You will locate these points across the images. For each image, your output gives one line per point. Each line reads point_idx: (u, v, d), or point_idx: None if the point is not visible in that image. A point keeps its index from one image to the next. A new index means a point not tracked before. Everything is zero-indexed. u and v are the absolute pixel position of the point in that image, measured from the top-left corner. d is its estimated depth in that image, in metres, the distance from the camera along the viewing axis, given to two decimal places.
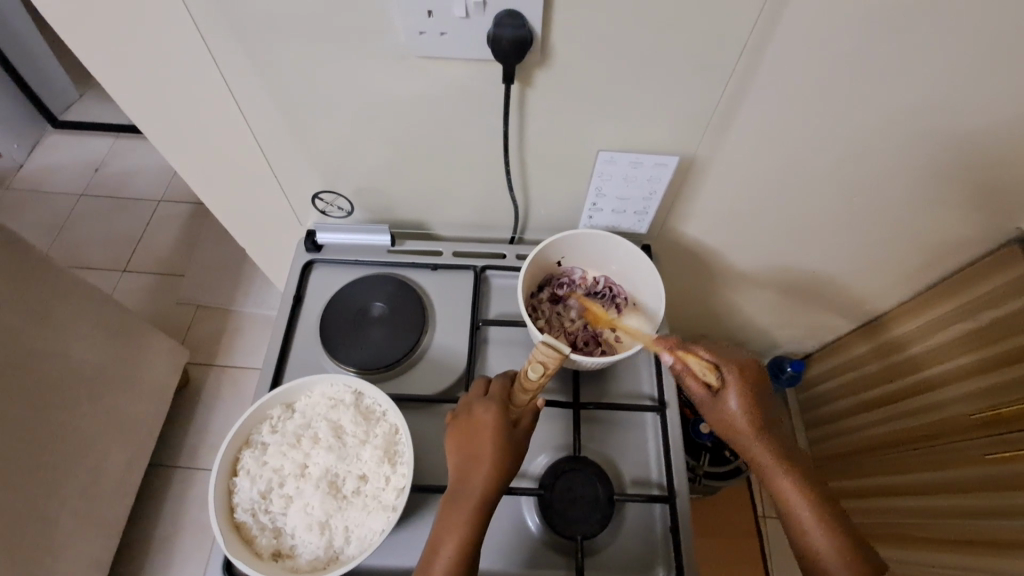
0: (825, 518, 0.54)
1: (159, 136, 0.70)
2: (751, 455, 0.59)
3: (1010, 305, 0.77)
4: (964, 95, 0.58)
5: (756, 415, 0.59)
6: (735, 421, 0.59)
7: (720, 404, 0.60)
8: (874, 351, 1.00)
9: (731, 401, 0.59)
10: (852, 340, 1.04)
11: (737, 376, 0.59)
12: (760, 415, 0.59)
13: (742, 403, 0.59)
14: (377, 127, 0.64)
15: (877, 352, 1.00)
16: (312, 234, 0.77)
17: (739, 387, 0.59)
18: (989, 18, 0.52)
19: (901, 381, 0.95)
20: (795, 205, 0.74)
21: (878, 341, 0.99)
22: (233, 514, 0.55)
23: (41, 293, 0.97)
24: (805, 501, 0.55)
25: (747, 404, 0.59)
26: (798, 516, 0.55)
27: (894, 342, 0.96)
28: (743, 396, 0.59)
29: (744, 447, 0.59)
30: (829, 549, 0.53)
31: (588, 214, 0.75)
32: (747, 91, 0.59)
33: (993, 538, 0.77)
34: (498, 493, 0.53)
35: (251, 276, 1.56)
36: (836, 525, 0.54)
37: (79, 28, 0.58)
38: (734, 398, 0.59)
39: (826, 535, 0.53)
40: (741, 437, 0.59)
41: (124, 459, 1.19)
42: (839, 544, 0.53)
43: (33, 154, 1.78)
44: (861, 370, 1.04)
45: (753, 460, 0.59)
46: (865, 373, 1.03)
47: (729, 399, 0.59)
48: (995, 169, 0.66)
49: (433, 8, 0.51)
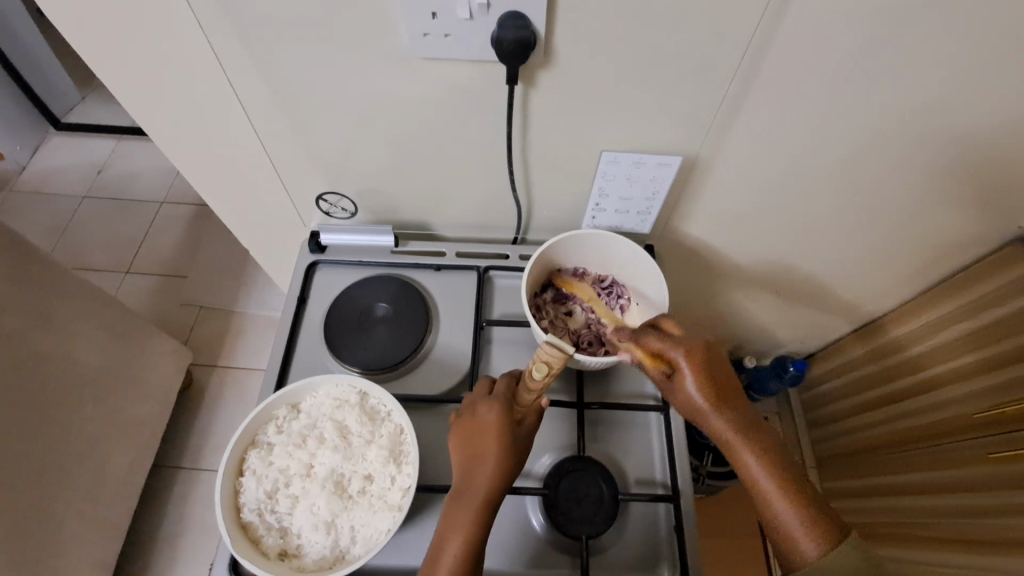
0: (797, 498, 0.49)
1: (164, 138, 0.70)
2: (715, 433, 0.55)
3: (1015, 303, 0.77)
4: (967, 94, 0.59)
5: (715, 393, 0.55)
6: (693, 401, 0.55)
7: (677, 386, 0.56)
8: (877, 351, 1.00)
9: (687, 381, 0.56)
10: (854, 340, 1.04)
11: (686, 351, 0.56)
12: (721, 393, 0.55)
13: (698, 382, 0.55)
14: (381, 128, 0.65)
15: (879, 352, 1.00)
16: (316, 236, 0.77)
17: (693, 366, 0.56)
18: (991, 18, 0.52)
19: (903, 380, 0.95)
20: (797, 205, 0.74)
21: (879, 340, 0.99)
22: (239, 514, 0.56)
23: (46, 295, 0.97)
24: (775, 481, 0.51)
25: (704, 382, 0.55)
26: (769, 497, 0.50)
27: (896, 342, 0.96)
28: (700, 374, 0.55)
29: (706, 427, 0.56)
30: (803, 530, 0.48)
31: (591, 215, 0.76)
32: (750, 91, 0.59)
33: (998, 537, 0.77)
34: (502, 492, 0.53)
35: (254, 277, 1.57)
36: (807, 504, 0.49)
37: (85, 32, 0.58)
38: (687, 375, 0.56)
39: (799, 516, 0.49)
40: (705, 420, 0.55)
41: (128, 460, 1.19)
42: (812, 525, 0.48)
43: (36, 156, 1.79)
44: (864, 369, 1.04)
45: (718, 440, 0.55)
46: (867, 373, 1.04)
47: (685, 379, 0.56)
48: (997, 169, 0.67)
49: (437, 10, 0.51)
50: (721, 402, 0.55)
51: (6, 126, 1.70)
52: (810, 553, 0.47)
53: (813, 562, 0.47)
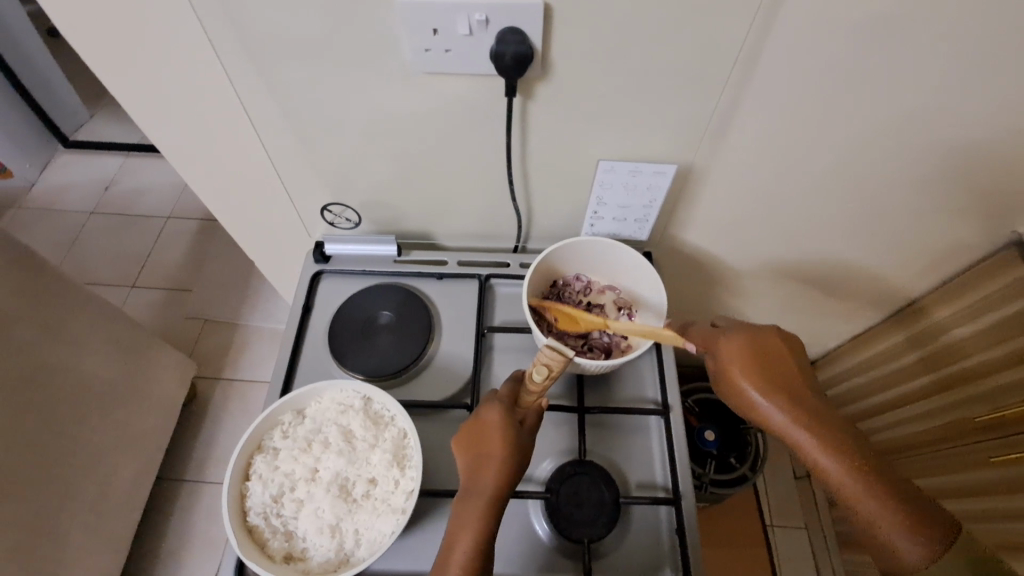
0: (920, 524, 0.48)
1: (173, 151, 0.72)
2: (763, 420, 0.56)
3: (1012, 306, 0.77)
4: (953, 102, 0.60)
5: (807, 414, 0.54)
6: (778, 420, 0.55)
7: (746, 399, 0.57)
8: (891, 350, 0.97)
9: (752, 392, 0.56)
10: (858, 345, 1.03)
11: (738, 352, 0.58)
12: (818, 417, 0.54)
13: (773, 395, 0.55)
14: (385, 143, 0.67)
15: (889, 354, 0.98)
16: (321, 246, 0.78)
17: (750, 372, 0.57)
18: (973, 28, 0.54)
19: (922, 378, 0.93)
20: (792, 212, 0.76)
21: (898, 336, 0.95)
22: (246, 518, 0.56)
23: (53, 308, 0.99)
24: (879, 497, 0.50)
25: (784, 397, 0.55)
26: (881, 528, 0.49)
27: (919, 336, 0.91)
28: (774, 388, 0.56)
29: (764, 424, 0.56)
30: (869, 493, 0.50)
31: (590, 223, 0.76)
32: (743, 101, 0.61)
33: (1008, 541, 0.79)
34: (509, 490, 0.54)
35: (258, 289, 1.59)
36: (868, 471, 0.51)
37: (101, 49, 0.60)
38: (745, 374, 0.57)
39: (861, 481, 0.50)
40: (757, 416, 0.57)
41: (133, 473, 1.19)
42: (935, 549, 0.48)
43: (45, 174, 1.82)
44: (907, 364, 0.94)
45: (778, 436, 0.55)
46: (875, 377, 1.02)
47: (750, 391, 0.56)
48: (985, 174, 0.68)
49: (439, 27, 0.53)
50: (814, 417, 0.54)
51: (15, 144, 1.73)
52: (884, 514, 0.49)
53: (879, 513, 0.49)
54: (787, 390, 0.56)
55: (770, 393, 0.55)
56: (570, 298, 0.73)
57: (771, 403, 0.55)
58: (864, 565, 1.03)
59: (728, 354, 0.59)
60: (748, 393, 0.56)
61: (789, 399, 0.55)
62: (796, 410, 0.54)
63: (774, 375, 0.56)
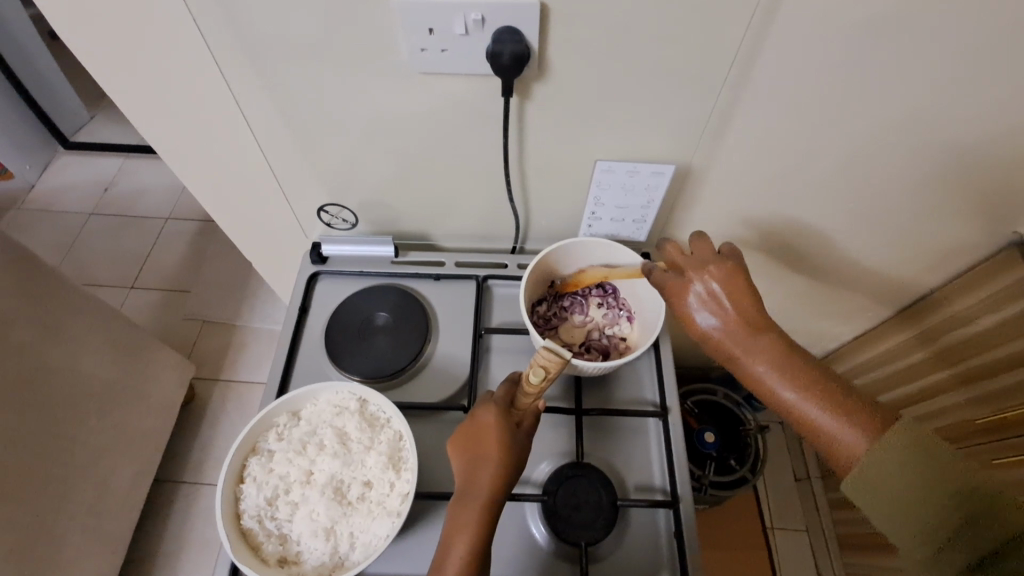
0: (858, 419, 0.49)
1: (170, 151, 0.72)
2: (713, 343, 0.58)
3: (1012, 308, 0.77)
4: (954, 103, 0.60)
5: (754, 333, 0.56)
6: (724, 342, 0.57)
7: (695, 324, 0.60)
8: (901, 346, 0.94)
9: (702, 315, 0.59)
10: (864, 342, 1.01)
11: (693, 278, 0.61)
12: (764, 336, 0.56)
13: (719, 317, 0.58)
14: (381, 143, 0.66)
15: (896, 351, 0.95)
16: (317, 246, 0.78)
17: (703, 297, 0.60)
18: (974, 27, 0.53)
19: (932, 375, 0.90)
20: (792, 213, 0.75)
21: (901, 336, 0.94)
22: (240, 521, 0.56)
23: (50, 309, 0.98)
24: (823, 406, 0.51)
25: (731, 317, 0.58)
26: (824, 429, 0.50)
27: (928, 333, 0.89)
28: (722, 309, 0.58)
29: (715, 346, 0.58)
30: (812, 402, 0.51)
31: (588, 223, 0.76)
32: (741, 101, 0.61)
33: None
34: (504, 494, 0.54)
35: (258, 290, 1.59)
36: (814, 384, 0.52)
37: (97, 49, 0.60)
38: (697, 297, 0.60)
39: (802, 393, 0.52)
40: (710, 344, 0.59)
41: (131, 475, 1.19)
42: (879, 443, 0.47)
43: (45, 175, 1.82)
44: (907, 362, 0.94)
45: (727, 357, 0.57)
46: (882, 375, 1.00)
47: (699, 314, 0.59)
48: (986, 175, 0.68)
49: (435, 26, 0.53)
50: (761, 336, 0.56)
51: (15, 145, 1.73)
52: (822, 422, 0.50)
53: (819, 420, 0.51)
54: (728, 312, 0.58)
55: (717, 313, 0.58)
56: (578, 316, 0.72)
57: (716, 326, 0.58)
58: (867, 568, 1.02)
59: (684, 280, 0.62)
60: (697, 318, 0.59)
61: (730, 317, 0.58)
62: (739, 328, 0.57)
63: (726, 299, 0.59)
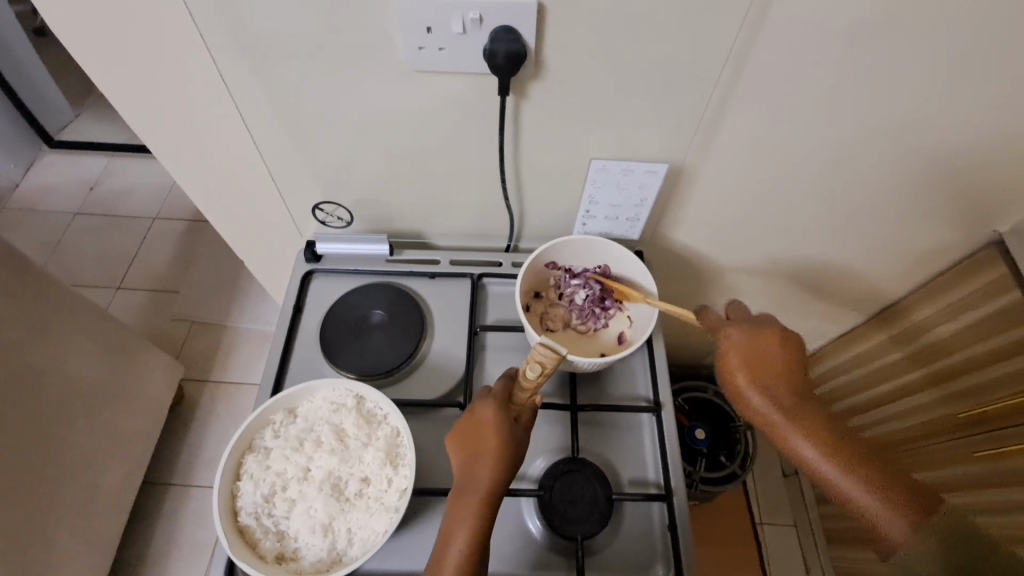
0: (892, 503, 0.47)
1: (164, 148, 0.72)
2: (750, 406, 0.57)
3: (993, 304, 0.79)
4: (937, 106, 0.62)
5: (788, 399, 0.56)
6: (750, 399, 0.57)
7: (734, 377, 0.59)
8: (884, 345, 0.98)
9: (735, 366, 0.59)
10: (850, 339, 1.04)
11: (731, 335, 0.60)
12: (791, 397, 0.56)
13: (749, 370, 0.58)
14: (377, 141, 0.67)
15: (878, 350, 0.99)
16: (311, 245, 0.77)
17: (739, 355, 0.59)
18: (957, 32, 0.55)
19: (907, 375, 0.94)
20: (782, 212, 0.77)
21: (887, 333, 0.97)
22: (237, 518, 0.56)
23: (37, 309, 0.97)
24: (862, 485, 0.49)
25: (760, 371, 0.58)
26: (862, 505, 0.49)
27: (902, 334, 0.93)
28: (754, 362, 0.58)
29: (747, 403, 0.58)
30: (851, 478, 0.50)
31: (582, 222, 0.77)
32: (732, 102, 0.62)
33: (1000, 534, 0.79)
34: (504, 487, 0.54)
35: (247, 290, 1.58)
36: (857, 463, 0.50)
37: (92, 45, 0.59)
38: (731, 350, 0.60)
39: (837, 466, 0.51)
40: (750, 410, 0.58)
41: (119, 477, 1.17)
42: (913, 523, 0.46)
43: (29, 174, 1.79)
44: (887, 358, 0.97)
45: (759, 416, 0.57)
46: (865, 372, 1.03)
47: (734, 363, 0.59)
48: (967, 175, 0.70)
49: (433, 25, 0.53)
50: (790, 398, 0.56)
51: None
52: (865, 504, 0.48)
53: (859, 502, 0.49)
54: (767, 372, 0.58)
55: (753, 371, 0.58)
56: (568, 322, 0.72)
57: (750, 380, 0.58)
58: (847, 561, 1.04)
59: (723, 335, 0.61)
60: (736, 374, 0.59)
61: (773, 385, 0.57)
62: (766, 385, 0.57)
63: (757, 362, 0.58)
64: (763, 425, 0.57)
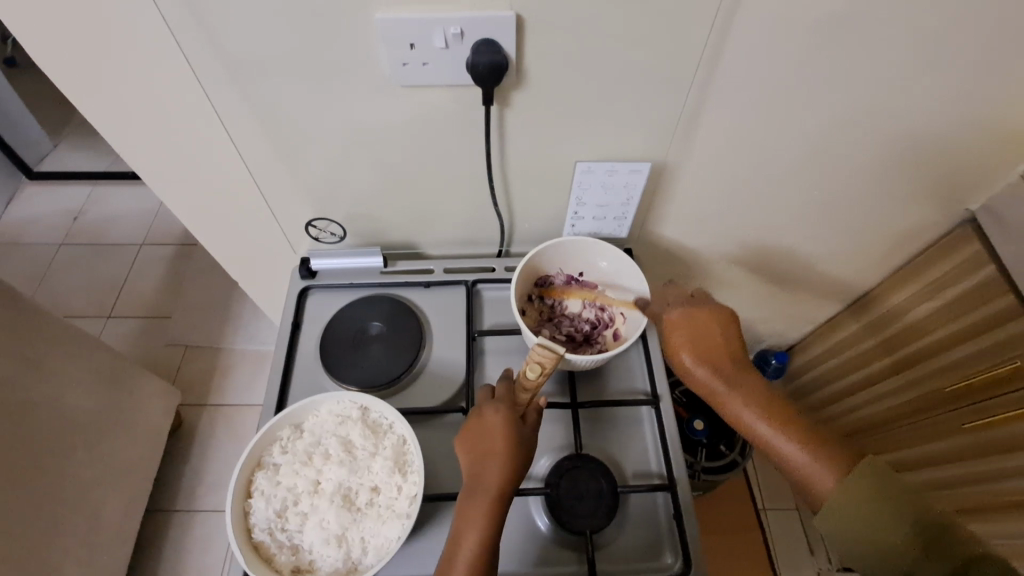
0: (825, 456, 0.54)
1: (154, 174, 0.72)
2: (696, 381, 0.63)
3: (969, 281, 0.81)
4: (904, 92, 0.64)
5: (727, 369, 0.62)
6: (694, 373, 0.63)
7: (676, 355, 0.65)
8: (867, 328, 1.00)
9: (679, 344, 0.65)
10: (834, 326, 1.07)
11: (677, 318, 0.67)
12: (730, 368, 0.62)
13: (692, 348, 0.64)
14: (366, 156, 0.68)
15: (862, 333, 1.01)
16: (305, 262, 0.79)
17: (682, 334, 0.65)
18: (918, 22, 0.57)
19: (892, 356, 0.97)
20: (764, 203, 0.79)
21: (869, 317, 0.99)
22: (251, 535, 0.57)
23: (31, 342, 0.97)
24: (797, 444, 0.56)
25: (703, 348, 0.64)
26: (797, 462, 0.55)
27: (881, 321, 0.97)
28: (694, 341, 0.64)
29: (691, 377, 0.64)
30: (787, 438, 0.56)
31: (571, 223, 0.79)
32: (709, 100, 0.64)
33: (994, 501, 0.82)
34: (514, 487, 0.55)
35: (240, 310, 1.57)
36: (791, 426, 0.57)
37: (78, 77, 0.60)
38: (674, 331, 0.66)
39: (773, 427, 0.57)
40: (693, 380, 0.64)
41: (121, 507, 1.17)
42: (842, 476, 0.53)
43: (10, 207, 1.78)
44: (868, 344, 1.01)
45: (703, 388, 0.63)
46: (850, 357, 1.05)
47: (678, 344, 0.65)
48: (938, 157, 0.73)
49: (415, 41, 0.55)
50: (728, 368, 0.62)
51: None
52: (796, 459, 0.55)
53: (792, 457, 0.56)
54: (712, 351, 0.64)
55: (694, 348, 0.64)
56: (567, 326, 0.73)
57: (692, 356, 0.63)
58: None
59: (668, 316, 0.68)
60: (677, 351, 0.65)
61: (716, 359, 0.63)
62: (707, 358, 0.63)
63: (699, 340, 0.65)
64: (708, 394, 0.62)
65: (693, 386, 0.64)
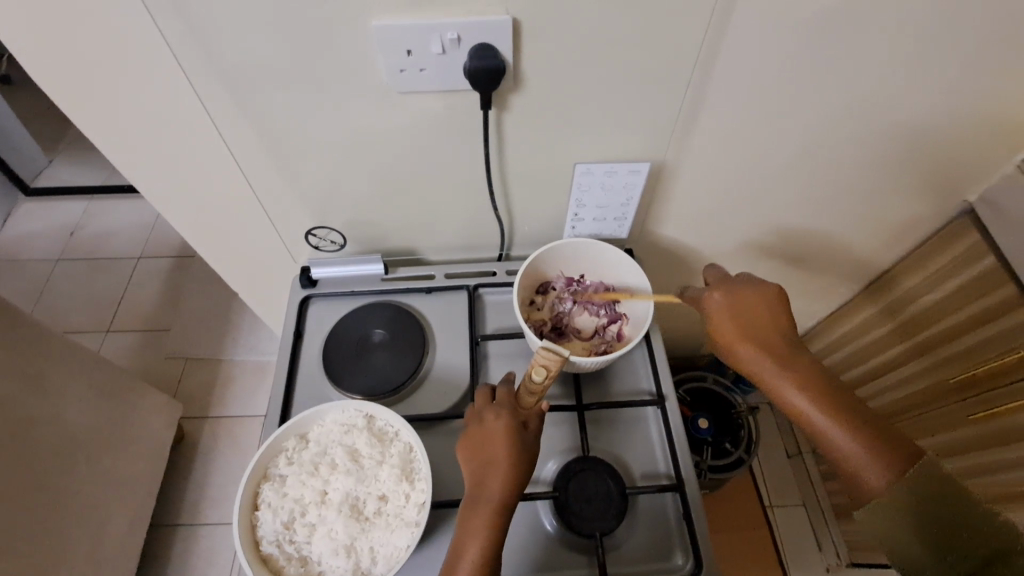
0: (879, 450, 0.52)
1: (152, 187, 0.72)
2: (746, 366, 0.62)
3: (969, 271, 0.82)
4: (901, 86, 0.64)
5: (779, 353, 0.60)
6: (744, 357, 0.61)
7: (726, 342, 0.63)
8: (872, 319, 1.00)
9: (726, 327, 0.63)
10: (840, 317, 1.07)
11: (719, 302, 0.65)
12: (781, 350, 0.61)
13: (740, 331, 0.63)
14: (365, 163, 0.68)
15: (868, 324, 1.02)
16: (306, 271, 0.79)
17: (729, 317, 0.64)
18: (912, 16, 0.57)
19: (898, 347, 0.97)
20: (763, 199, 0.79)
21: (878, 305, 0.98)
22: (259, 548, 0.56)
23: (31, 359, 0.96)
24: (850, 435, 0.54)
25: (750, 332, 0.62)
26: (850, 453, 0.53)
27: (892, 306, 0.96)
28: (743, 323, 0.63)
29: (740, 362, 0.62)
30: (840, 427, 0.55)
31: (571, 225, 0.78)
32: (706, 99, 0.64)
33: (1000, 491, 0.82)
34: (516, 495, 0.55)
35: (239, 321, 1.57)
36: (846, 415, 0.55)
37: (75, 91, 0.60)
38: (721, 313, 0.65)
39: (828, 416, 0.55)
40: (741, 364, 0.62)
41: (125, 522, 1.16)
42: (896, 478, 0.51)
43: (7, 223, 1.77)
44: (876, 333, 1.00)
45: (752, 372, 0.61)
46: (858, 347, 1.06)
47: (727, 327, 0.63)
48: (935, 149, 0.73)
49: (412, 47, 0.55)
50: (778, 351, 0.60)
51: None
52: (849, 449, 0.53)
53: (846, 449, 0.54)
54: (760, 330, 0.62)
55: (745, 334, 0.62)
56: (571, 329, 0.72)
57: (742, 341, 0.62)
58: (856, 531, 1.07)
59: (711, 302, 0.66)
60: (727, 337, 0.63)
61: (767, 340, 0.61)
62: (758, 340, 0.62)
63: (745, 322, 0.63)
64: (760, 380, 0.61)
65: (741, 370, 0.62)
